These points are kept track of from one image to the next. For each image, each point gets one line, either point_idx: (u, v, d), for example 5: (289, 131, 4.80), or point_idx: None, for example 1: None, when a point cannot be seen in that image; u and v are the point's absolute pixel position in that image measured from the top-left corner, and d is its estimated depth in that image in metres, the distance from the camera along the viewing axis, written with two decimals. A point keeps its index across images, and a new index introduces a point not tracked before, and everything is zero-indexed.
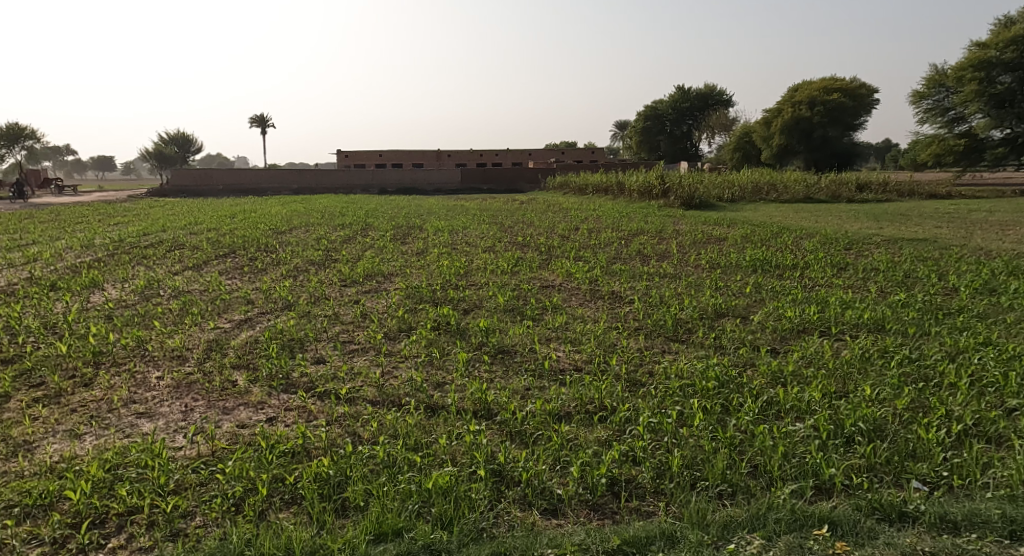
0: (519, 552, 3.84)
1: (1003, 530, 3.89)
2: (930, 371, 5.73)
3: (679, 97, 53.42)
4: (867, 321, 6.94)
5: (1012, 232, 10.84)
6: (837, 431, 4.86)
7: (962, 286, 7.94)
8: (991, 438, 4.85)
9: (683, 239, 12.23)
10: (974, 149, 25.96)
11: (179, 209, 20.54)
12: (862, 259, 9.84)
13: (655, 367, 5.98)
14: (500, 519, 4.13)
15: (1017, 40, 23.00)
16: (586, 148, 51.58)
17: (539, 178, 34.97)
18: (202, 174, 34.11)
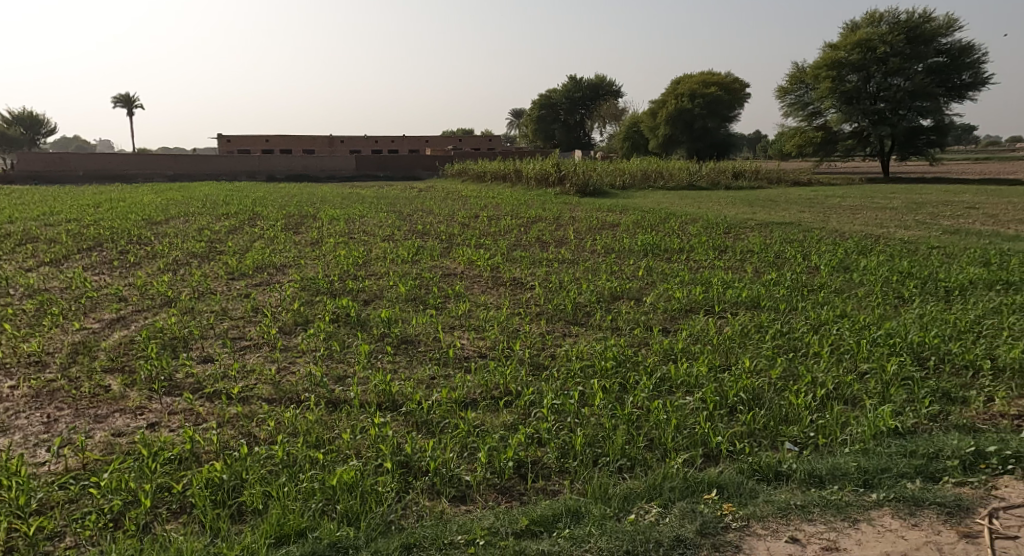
0: (428, 541, 4.06)
1: (859, 480, 4.49)
2: (798, 342, 6.47)
3: (571, 87, 54.70)
4: (744, 299, 7.65)
5: (862, 216, 12.14)
6: (722, 402, 5.45)
7: (822, 264, 8.85)
8: (847, 399, 5.55)
9: (580, 225, 12.82)
10: (829, 141, 28.33)
11: (32, 198, 19.12)
12: (739, 241, 10.74)
13: (557, 350, 6.41)
14: (409, 510, 4.38)
15: (862, 43, 25.44)
16: (483, 136, 51.92)
17: (436, 165, 35.15)
18: (61, 159, 31.69)
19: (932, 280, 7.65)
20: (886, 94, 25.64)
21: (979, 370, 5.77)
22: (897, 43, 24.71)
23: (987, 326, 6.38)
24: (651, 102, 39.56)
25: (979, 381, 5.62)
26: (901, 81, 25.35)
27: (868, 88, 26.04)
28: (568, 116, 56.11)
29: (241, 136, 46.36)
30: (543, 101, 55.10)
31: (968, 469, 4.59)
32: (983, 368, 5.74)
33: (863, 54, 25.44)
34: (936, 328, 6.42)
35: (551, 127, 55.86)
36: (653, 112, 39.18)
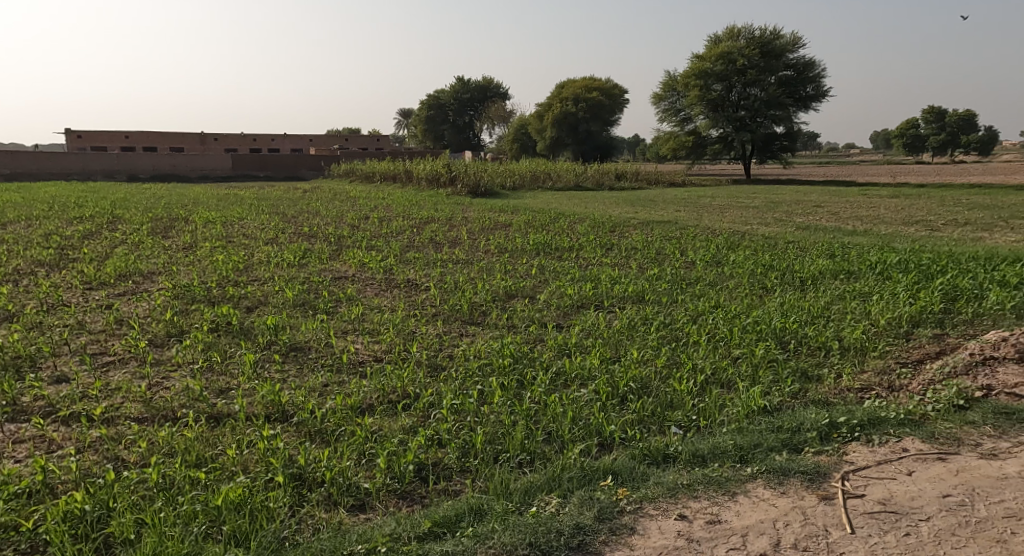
0: (326, 553, 4.00)
1: (735, 457, 4.73)
2: (679, 332, 6.95)
3: (460, 88, 54.76)
4: (630, 294, 8.19)
5: (730, 214, 13.23)
6: (614, 392, 5.75)
7: (698, 260, 9.55)
8: (724, 382, 5.89)
9: (473, 225, 13.13)
10: (699, 145, 30.26)
11: None
12: (624, 239, 11.40)
13: (454, 350, 6.66)
14: (304, 524, 4.29)
15: (725, 56, 27.47)
16: (371, 136, 51.31)
17: (322, 167, 34.57)
18: None
19: (790, 272, 8.37)
20: (746, 103, 28.04)
21: (829, 350, 6.20)
22: (754, 56, 27.17)
23: (833, 311, 6.89)
24: (537, 105, 40.49)
25: (829, 359, 6.04)
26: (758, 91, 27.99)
27: (730, 98, 28.29)
28: (456, 118, 56.30)
29: (97, 133, 43.16)
30: (431, 102, 54.89)
31: (824, 439, 4.89)
32: (833, 348, 6.16)
33: (726, 66, 27.53)
34: (794, 314, 6.89)
35: (440, 128, 55.76)
36: (540, 115, 40.13)
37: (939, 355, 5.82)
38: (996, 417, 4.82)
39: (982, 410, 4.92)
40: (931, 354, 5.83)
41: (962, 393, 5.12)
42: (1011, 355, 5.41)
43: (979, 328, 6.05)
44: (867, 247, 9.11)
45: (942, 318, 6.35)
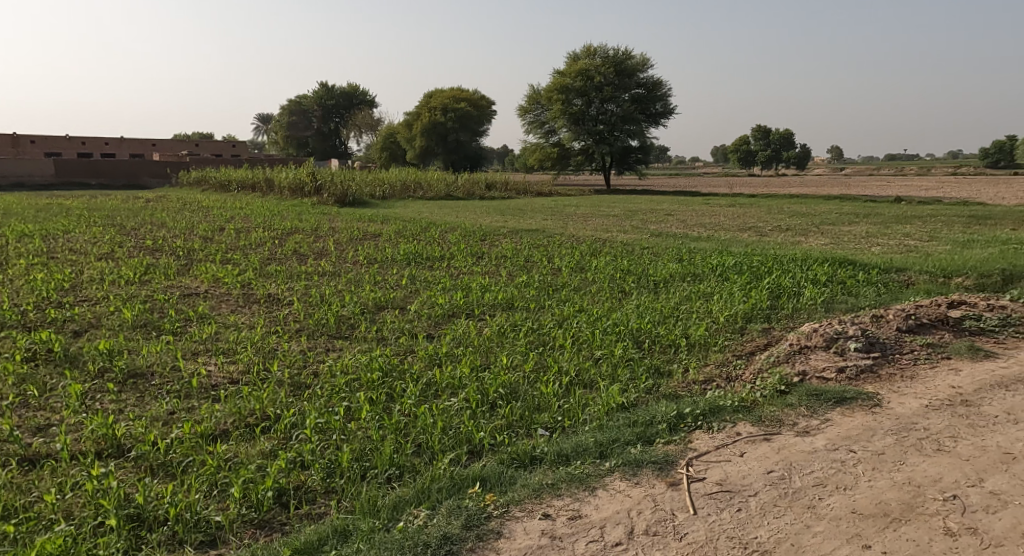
0: None
1: (596, 452, 4.56)
2: (546, 337, 6.75)
3: (325, 95, 53.74)
4: (500, 302, 8.17)
5: (593, 221, 14.03)
6: (483, 399, 5.38)
7: (563, 266, 9.96)
8: (587, 382, 5.75)
9: (340, 236, 12.99)
10: (563, 156, 32.58)
11: None
12: (494, 247, 11.71)
13: (320, 367, 6.15)
14: None
15: (584, 74, 30.13)
16: (226, 141, 48.84)
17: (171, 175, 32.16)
18: None
19: (645, 275, 8.88)
20: (605, 118, 30.87)
21: (678, 346, 6.35)
22: (608, 73, 29.93)
23: (682, 310, 7.19)
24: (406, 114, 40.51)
25: (678, 354, 6.19)
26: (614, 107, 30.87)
27: (589, 112, 30.91)
28: (321, 124, 54.92)
29: None
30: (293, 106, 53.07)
31: (673, 429, 4.87)
32: (681, 345, 6.33)
33: (585, 83, 30.17)
34: (648, 315, 7.06)
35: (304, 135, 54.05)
36: (409, 124, 40.03)
37: (769, 346, 6.23)
38: (809, 398, 5.10)
39: (799, 392, 5.20)
40: (761, 345, 6.25)
41: (784, 378, 5.42)
42: (820, 343, 5.92)
43: (793, 319, 6.79)
44: (710, 251, 9.99)
45: (769, 313, 6.96)
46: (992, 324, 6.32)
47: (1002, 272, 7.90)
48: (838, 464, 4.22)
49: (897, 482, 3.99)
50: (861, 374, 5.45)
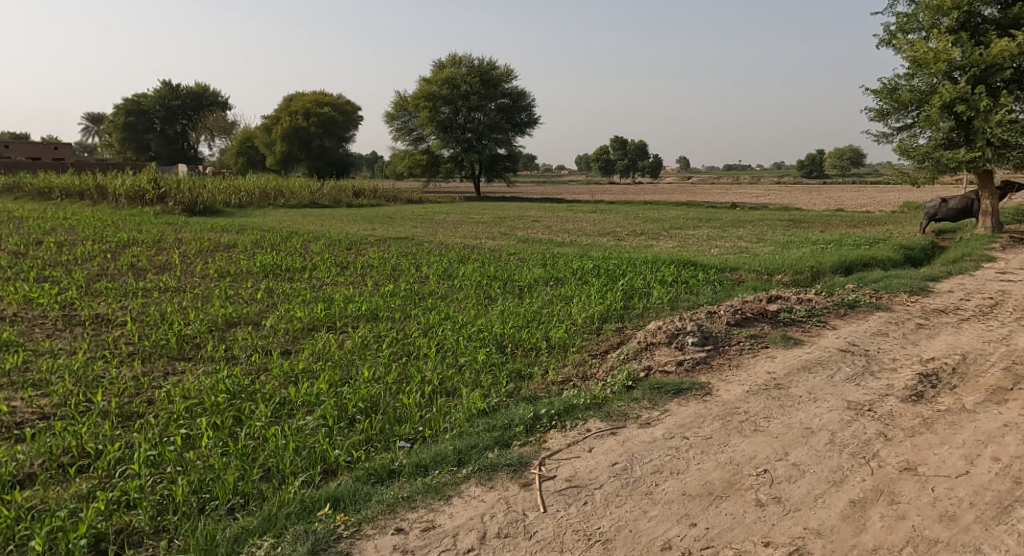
0: None
1: (454, 460, 4.61)
2: (410, 346, 6.60)
3: (168, 94, 50.76)
4: (364, 312, 7.76)
5: (462, 228, 14.32)
6: (341, 415, 5.21)
7: (430, 274, 9.85)
8: (449, 391, 5.74)
9: (187, 249, 12.21)
10: (433, 164, 35.08)
11: None
12: (360, 257, 11.49)
13: (156, 394, 5.61)
14: None
15: (449, 82, 32.87)
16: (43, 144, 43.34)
17: None
18: None
19: (510, 281, 9.06)
20: (471, 126, 33.89)
21: (539, 349, 6.54)
22: (474, 83, 32.94)
23: (544, 314, 7.42)
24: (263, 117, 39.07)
25: (540, 357, 6.36)
26: (481, 116, 33.91)
27: (456, 120, 33.79)
28: (165, 126, 52.03)
29: None
30: (129, 106, 49.72)
31: (529, 431, 5.01)
32: (542, 348, 6.51)
33: (451, 91, 32.90)
34: (511, 320, 7.20)
35: (144, 137, 51.00)
36: (267, 128, 38.75)
37: (621, 344, 6.60)
38: (652, 391, 5.49)
39: (642, 387, 5.57)
40: (614, 344, 6.60)
41: (631, 374, 5.78)
42: (663, 339, 6.38)
43: (643, 318, 7.25)
44: (571, 256, 10.46)
45: (622, 313, 7.37)
46: (801, 314, 7.16)
47: (810, 270, 8.96)
48: (674, 451, 4.57)
49: (721, 463, 4.40)
50: (697, 365, 5.96)
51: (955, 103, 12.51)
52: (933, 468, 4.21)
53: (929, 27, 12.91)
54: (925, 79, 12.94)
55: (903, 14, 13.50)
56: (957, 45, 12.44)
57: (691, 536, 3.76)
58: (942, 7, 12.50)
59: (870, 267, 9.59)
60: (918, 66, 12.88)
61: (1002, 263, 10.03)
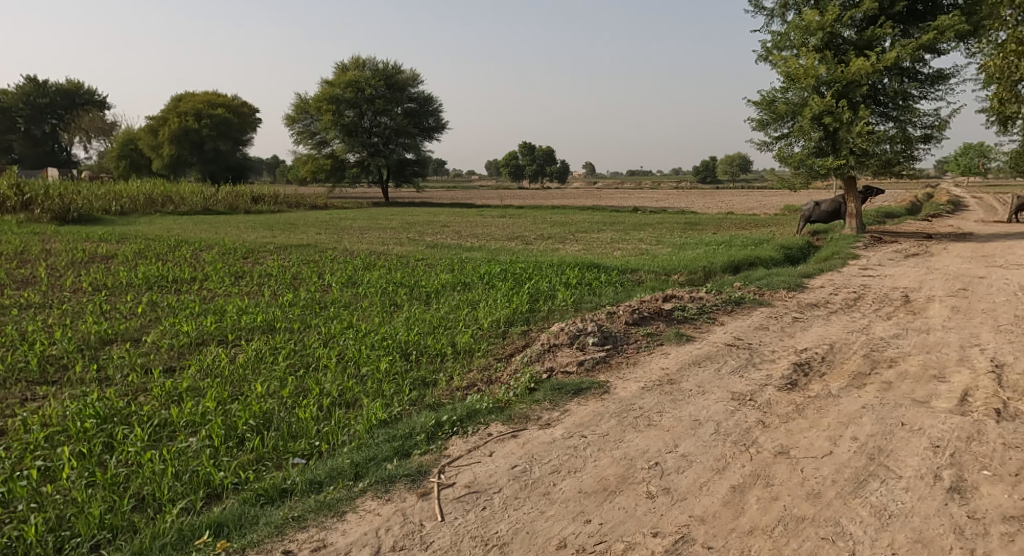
0: None
1: (350, 474, 4.54)
2: (309, 358, 6.43)
3: (34, 91, 47.62)
4: (260, 324, 7.36)
5: (368, 235, 14.22)
6: (229, 434, 5.03)
7: (334, 282, 9.37)
8: (349, 402, 5.63)
9: (56, 260, 10.85)
10: (338, 169, 35.56)
11: None
12: (257, 266, 10.69)
13: (12, 423, 5.19)
14: None
15: (352, 85, 33.77)
16: None
17: None
18: None
19: (416, 287, 8.93)
20: (377, 130, 34.94)
21: (445, 356, 6.52)
22: (379, 86, 34.17)
23: (450, 319, 7.42)
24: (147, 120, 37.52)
25: (445, 364, 6.34)
26: (387, 119, 35.08)
27: (360, 124, 34.69)
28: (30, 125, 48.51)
29: None
30: None
31: (430, 438, 5.00)
32: (447, 353, 6.51)
33: (355, 94, 33.82)
34: (417, 326, 7.14)
35: (6, 137, 47.46)
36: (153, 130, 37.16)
37: (526, 346, 6.69)
38: (553, 393, 5.60)
39: (544, 388, 5.69)
40: (519, 347, 6.68)
41: (534, 376, 5.89)
42: (565, 340, 6.53)
43: (548, 320, 7.38)
44: (480, 261, 10.53)
45: (528, 316, 7.46)
46: (692, 312, 7.52)
47: (702, 269, 9.37)
48: (571, 450, 4.71)
49: (615, 458, 4.59)
50: (596, 364, 6.15)
51: (822, 115, 13.37)
52: (803, 450, 4.62)
53: (799, 45, 13.73)
54: (797, 93, 13.78)
55: (777, 33, 14.34)
56: (823, 62, 13.30)
57: (584, 533, 3.91)
58: (809, 27, 13.27)
59: (755, 266, 10.12)
60: (791, 80, 13.68)
61: (867, 260, 10.87)
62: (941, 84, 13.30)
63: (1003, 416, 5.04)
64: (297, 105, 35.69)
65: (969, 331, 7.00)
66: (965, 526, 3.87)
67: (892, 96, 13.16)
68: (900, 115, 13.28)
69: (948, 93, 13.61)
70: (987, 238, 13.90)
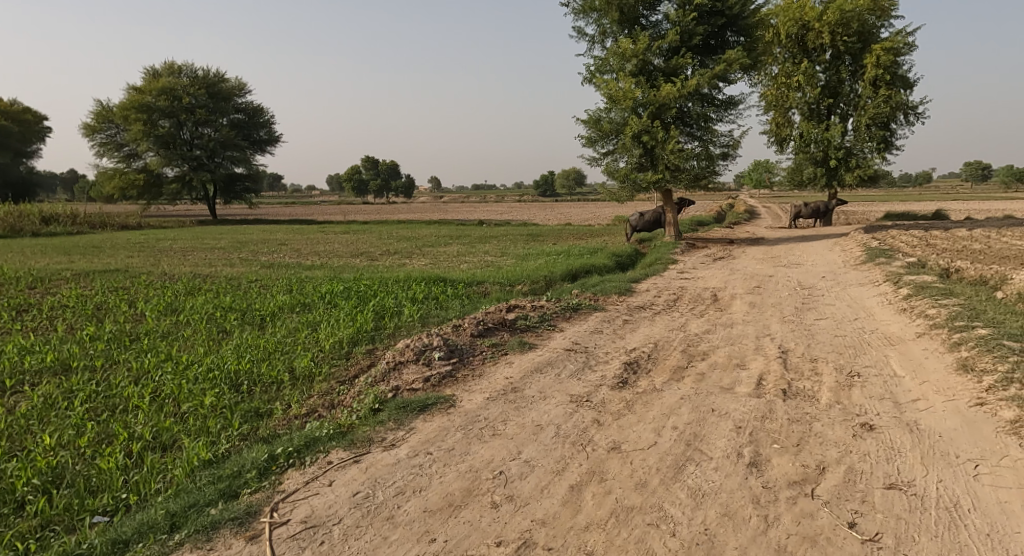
0: None
1: (165, 526, 4.26)
2: (115, 400, 5.86)
3: None
4: (50, 365, 6.60)
5: (189, 258, 13.28)
6: (7, 499, 4.55)
7: (147, 310, 8.62)
8: (165, 445, 5.22)
9: None
10: (153, 184, 33.49)
11: None
12: (48, 296, 9.56)
13: None
14: None
15: (165, 92, 31.74)
16: None
17: None
18: None
19: (249, 311, 8.42)
20: (200, 142, 33.12)
21: (282, 383, 6.19)
22: (198, 95, 32.55)
23: (288, 343, 7.05)
24: None
25: (282, 393, 6.02)
26: (210, 130, 33.43)
27: (180, 135, 32.64)
28: None
29: None
30: None
31: (262, 474, 4.76)
32: (285, 381, 6.18)
33: (171, 102, 31.84)
34: (249, 353, 6.73)
35: None
36: None
37: (371, 366, 6.51)
38: (398, 411, 5.53)
39: (389, 408, 5.58)
40: (363, 367, 6.49)
41: (378, 396, 5.74)
42: (411, 357, 6.45)
43: (395, 337, 7.24)
44: (320, 279, 10.16)
45: (373, 334, 7.27)
46: (535, 320, 7.70)
47: (543, 279, 9.67)
48: (417, 469, 4.75)
49: (461, 472, 4.72)
50: (443, 379, 6.15)
51: (641, 134, 14.30)
52: (632, 444, 5.04)
53: (617, 70, 14.53)
54: (619, 113, 14.59)
55: (598, 57, 15.08)
56: (638, 86, 14.24)
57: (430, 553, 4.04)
58: (625, 54, 14.11)
59: (591, 273, 10.58)
60: (613, 101, 14.48)
61: (683, 265, 11.71)
62: (733, 109, 14.69)
63: (788, 395, 5.83)
64: (95, 113, 33.16)
65: (762, 323, 7.90)
66: (760, 496, 4.47)
67: (696, 119, 14.33)
68: (703, 135, 14.52)
69: (738, 117, 15.04)
70: (778, 241, 15.68)
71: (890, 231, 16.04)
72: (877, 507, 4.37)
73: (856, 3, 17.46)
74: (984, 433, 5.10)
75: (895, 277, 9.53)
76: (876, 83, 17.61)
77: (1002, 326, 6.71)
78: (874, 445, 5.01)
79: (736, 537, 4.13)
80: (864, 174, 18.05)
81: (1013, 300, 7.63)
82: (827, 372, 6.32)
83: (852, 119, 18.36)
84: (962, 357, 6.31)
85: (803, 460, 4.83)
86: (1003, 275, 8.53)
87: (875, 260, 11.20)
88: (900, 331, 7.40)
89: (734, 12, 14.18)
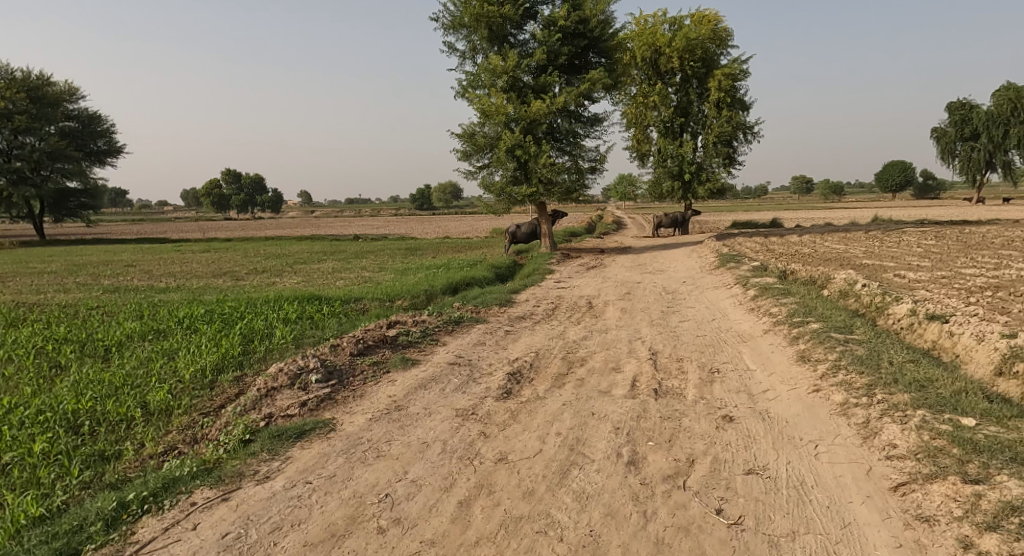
0: None
1: None
2: None
3: None
4: None
5: (12, 285, 11.89)
6: None
7: None
8: None
9: None
10: None
11: None
12: None
13: None
14: None
15: None
16: None
17: None
18: None
19: (90, 342, 7.63)
20: (20, 153, 29.87)
21: (132, 421, 5.66)
22: (18, 101, 29.28)
23: (139, 375, 6.47)
24: None
25: (132, 431, 5.51)
26: (33, 140, 30.15)
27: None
28: None
29: None
30: None
31: (110, 526, 4.33)
32: (136, 418, 5.65)
33: None
34: (91, 390, 6.08)
35: None
36: None
37: (240, 395, 6.10)
38: (272, 441, 5.23)
39: (262, 438, 5.27)
40: (232, 396, 6.07)
41: (248, 427, 5.41)
42: (285, 382, 6.13)
43: (266, 362, 6.86)
44: (176, 303, 9.44)
45: (242, 360, 6.85)
46: (416, 336, 7.59)
47: (424, 293, 9.57)
48: (296, 501, 4.52)
49: (344, 499, 4.54)
50: (321, 403, 5.90)
51: (514, 148, 14.55)
52: (518, 453, 5.08)
53: (489, 85, 14.72)
54: (493, 127, 14.82)
55: (469, 73, 15.23)
56: (510, 101, 14.52)
57: None
58: (495, 70, 14.30)
59: (470, 286, 10.60)
60: (486, 116, 14.65)
61: (559, 274, 12.04)
62: (599, 125, 15.36)
63: (659, 394, 6.13)
64: None
65: (633, 327, 8.28)
66: (639, 492, 4.65)
67: (565, 134, 14.85)
68: (572, 150, 15.08)
69: (602, 133, 15.78)
70: (643, 250, 16.52)
71: (738, 239, 17.41)
72: (739, 492, 4.68)
73: (700, 31, 18.94)
74: (822, 415, 5.62)
75: (745, 280, 10.33)
76: (719, 104, 19.09)
77: (831, 319, 7.45)
78: (734, 435, 5.37)
79: (619, 535, 4.28)
80: (713, 187, 19.56)
81: (842, 296, 8.50)
82: (691, 370, 6.71)
83: (701, 136, 19.75)
84: (800, 349, 6.93)
85: (675, 454, 5.10)
86: (831, 275, 9.48)
87: (727, 265, 12.08)
88: (751, 328, 8.02)
89: (595, 34, 14.86)
